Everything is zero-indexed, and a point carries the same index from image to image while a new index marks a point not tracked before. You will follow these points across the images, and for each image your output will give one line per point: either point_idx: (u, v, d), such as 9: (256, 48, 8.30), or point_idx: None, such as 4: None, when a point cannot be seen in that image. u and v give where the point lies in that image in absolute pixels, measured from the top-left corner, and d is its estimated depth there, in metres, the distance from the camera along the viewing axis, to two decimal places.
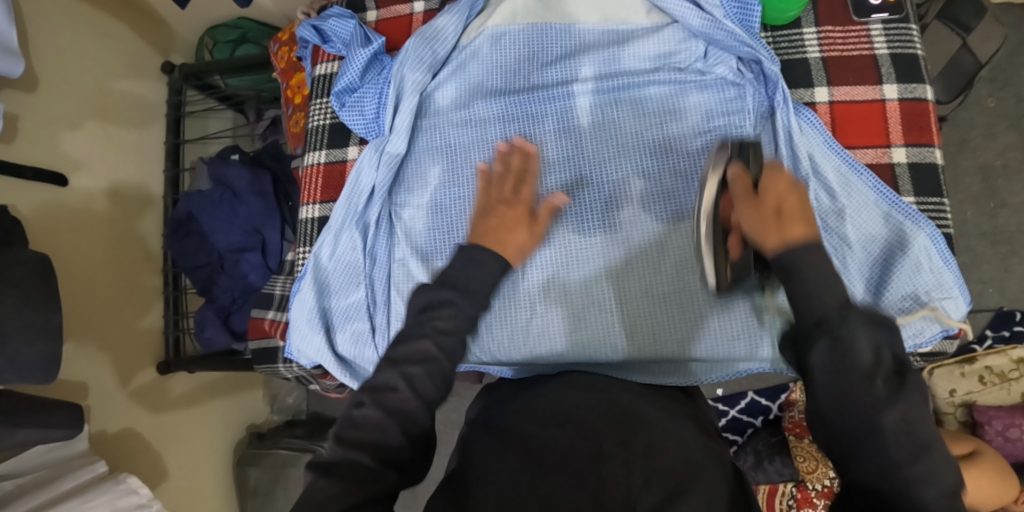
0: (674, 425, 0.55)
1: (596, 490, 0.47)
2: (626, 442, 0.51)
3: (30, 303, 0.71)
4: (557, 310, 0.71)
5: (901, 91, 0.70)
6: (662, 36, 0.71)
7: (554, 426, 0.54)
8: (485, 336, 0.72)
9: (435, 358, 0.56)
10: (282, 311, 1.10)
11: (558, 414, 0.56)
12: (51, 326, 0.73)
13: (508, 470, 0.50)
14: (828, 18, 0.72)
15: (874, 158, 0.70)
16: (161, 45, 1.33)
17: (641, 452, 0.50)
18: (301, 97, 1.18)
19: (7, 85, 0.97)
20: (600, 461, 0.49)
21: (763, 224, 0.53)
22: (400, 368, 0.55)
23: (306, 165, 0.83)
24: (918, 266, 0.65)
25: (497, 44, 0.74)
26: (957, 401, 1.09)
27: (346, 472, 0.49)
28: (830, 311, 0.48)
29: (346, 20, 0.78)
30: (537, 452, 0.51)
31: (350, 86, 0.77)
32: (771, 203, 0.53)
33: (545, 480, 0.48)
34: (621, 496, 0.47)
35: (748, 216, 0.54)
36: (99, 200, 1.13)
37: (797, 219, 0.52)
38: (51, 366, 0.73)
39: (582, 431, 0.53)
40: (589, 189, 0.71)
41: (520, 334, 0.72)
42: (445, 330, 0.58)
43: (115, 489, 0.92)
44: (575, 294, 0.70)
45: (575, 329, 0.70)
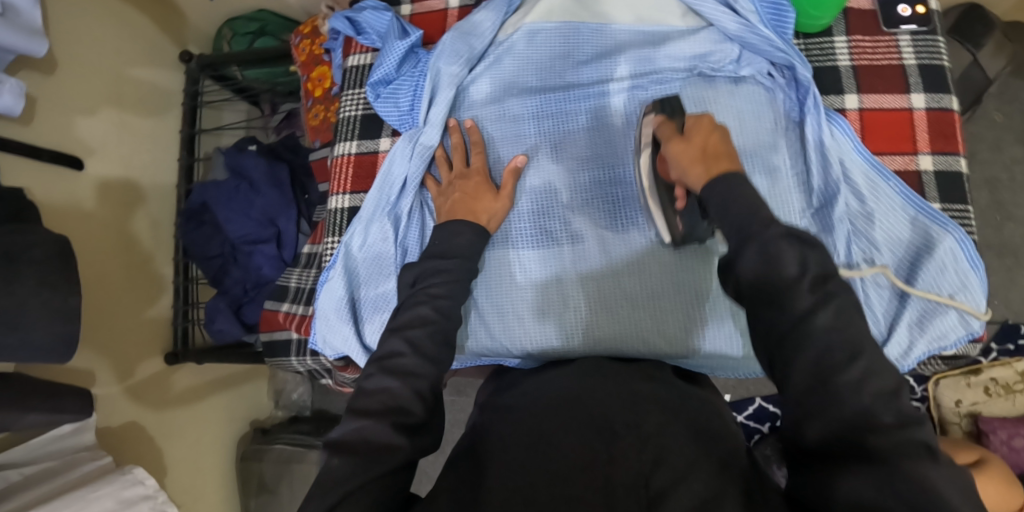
0: (696, 405, 0.55)
1: (606, 473, 0.44)
2: (634, 421, 0.49)
3: (48, 284, 0.70)
4: (587, 304, 0.71)
5: (928, 100, 0.72)
6: (698, 38, 0.72)
7: (560, 413, 0.52)
8: (518, 329, 0.73)
9: (434, 320, 0.58)
10: (296, 304, 1.09)
11: (559, 399, 0.54)
12: (70, 308, 0.72)
13: (515, 445, 0.50)
14: (859, 27, 0.74)
15: (901, 165, 0.71)
16: (180, 35, 1.32)
17: (649, 427, 0.48)
18: (322, 90, 1.18)
19: (26, 65, 0.96)
20: (610, 439, 0.47)
21: (687, 157, 0.60)
22: (405, 335, 0.56)
23: (337, 155, 0.83)
24: (942, 267, 0.67)
25: (535, 41, 0.75)
26: (963, 412, 1.09)
27: (384, 453, 0.48)
28: (753, 229, 0.50)
29: (382, 13, 0.79)
30: (537, 430, 0.50)
31: (386, 78, 0.77)
32: (691, 142, 0.61)
33: (555, 467, 0.46)
34: (632, 476, 0.43)
35: (677, 154, 0.61)
36: (112, 187, 1.12)
37: (722, 157, 0.58)
38: (69, 347, 0.72)
39: (583, 414, 0.51)
40: (617, 188, 0.72)
41: (552, 328, 0.72)
42: (439, 294, 0.60)
43: (121, 479, 0.90)
44: (606, 289, 0.71)
45: (607, 323, 0.71)
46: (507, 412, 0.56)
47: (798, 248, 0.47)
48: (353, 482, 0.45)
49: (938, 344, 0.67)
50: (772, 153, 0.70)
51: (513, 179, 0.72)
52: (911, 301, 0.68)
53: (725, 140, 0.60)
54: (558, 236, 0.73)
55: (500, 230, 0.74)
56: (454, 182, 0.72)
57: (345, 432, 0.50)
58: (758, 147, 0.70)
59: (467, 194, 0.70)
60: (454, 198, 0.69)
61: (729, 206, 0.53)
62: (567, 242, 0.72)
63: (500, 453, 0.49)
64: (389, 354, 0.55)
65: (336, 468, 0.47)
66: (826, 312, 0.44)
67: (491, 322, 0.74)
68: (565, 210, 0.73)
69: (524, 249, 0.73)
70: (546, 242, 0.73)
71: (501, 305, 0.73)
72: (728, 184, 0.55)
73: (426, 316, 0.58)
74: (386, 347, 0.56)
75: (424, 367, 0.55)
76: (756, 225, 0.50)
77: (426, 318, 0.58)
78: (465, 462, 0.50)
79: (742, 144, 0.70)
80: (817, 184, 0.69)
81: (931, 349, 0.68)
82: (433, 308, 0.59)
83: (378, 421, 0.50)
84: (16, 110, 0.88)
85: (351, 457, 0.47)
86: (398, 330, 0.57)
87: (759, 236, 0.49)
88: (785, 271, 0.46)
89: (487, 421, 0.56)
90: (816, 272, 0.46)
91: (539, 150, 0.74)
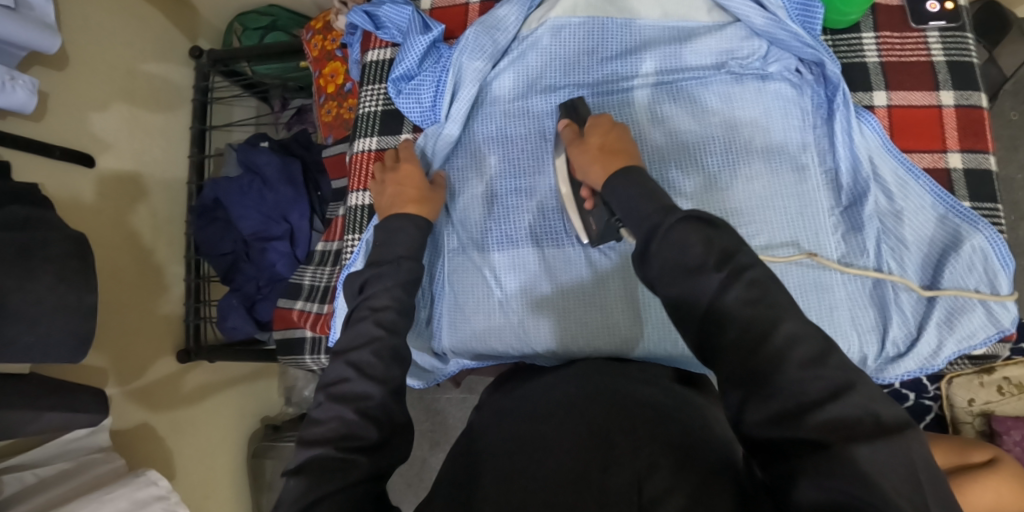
0: (686, 407, 0.54)
1: (600, 482, 0.43)
2: (629, 427, 0.48)
3: (65, 283, 0.69)
4: (564, 305, 0.72)
5: (957, 98, 0.71)
6: (725, 33, 0.71)
7: (550, 422, 0.51)
8: (527, 326, 0.72)
9: (378, 337, 0.57)
10: (309, 301, 1.08)
11: (555, 405, 0.53)
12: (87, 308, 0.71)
13: (505, 453, 0.50)
14: (887, 24, 0.73)
15: (930, 163, 0.70)
16: (190, 31, 1.31)
17: (644, 432, 0.47)
18: (335, 86, 1.17)
19: (38, 61, 0.95)
20: (605, 449, 0.46)
21: (586, 160, 0.62)
22: (344, 359, 0.56)
23: (356, 151, 0.83)
24: (969, 265, 0.66)
25: (559, 36, 0.74)
26: (975, 412, 1.00)
27: (337, 471, 0.47)
28: (655, 220, 0.50)
29: (402, 7, 0.78)
30: (535, 439, 0.50)
31: (408, 73, 0.76)
32: (585, 145, 0.63)
33: (547, 479, 0.45)
34: (627, 482, 0.43)
35: (580, 158, 0.63)
36: (122, 183, 1.11)
37: (619, 155, 0.60)
38: (84, 346, 0.71)
39: (580, 422, 0.49)
40: None
41: (541, 327, 0.72)
42: (379, 306, 0.59)
43: (135, 481, 0.88)
44: (583, 290, 0.71)
45: (586, 322, 0.71)
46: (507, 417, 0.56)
47: (702, 230, 0.47)
48: (307, 497, 0.45)
49: (966, 343, 0.67)
50: (800, 151, 0.69)
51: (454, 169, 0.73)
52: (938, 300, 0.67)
53: (623, 137, 0.62)
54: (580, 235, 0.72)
55: (504, 224, 0.74)
56: (391, 172, 0.72)
57: (302, 459, 0.49)
58: (786, 144, 0.69)
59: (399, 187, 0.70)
60: (388, 194, 0.70)
61: (631, 205, 0.54)
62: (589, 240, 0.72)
63: (491, 463, 0.49)
64: (335, 381, 0.55)
65: (292, 489, 0.47)
66: (740, 286, 0.44)
67: (512, 321, 0.73)
68: None
69: (516, 248, 0.73)
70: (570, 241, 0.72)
71: (522, 305, 0.73)
72: (626, 178, 0.56)
73: (370, 332, 0.57)
74: (331, 374, 0.56)
75: (376, 387, 0.54)
76: (657, 218, 0.50)
77: (371, 335, 0.57)
78: (461, 474, 0.51)
79: (769, 141, 0.69)
80: (846, 182, 0.69)
81: (960, 349, 0.67)
82: (375, 323, 0.58)
83: (328, 447, 0.49)
84: (29, 106, 0.87)
85: (301, 476, 0.47)
86: (342, 353, 0.57)
87: (662, 225, 0.49)
88: (689, 258, 0.46)
89: (490, 423, 0.56)
90: (722, 249, 0.46)
91: None
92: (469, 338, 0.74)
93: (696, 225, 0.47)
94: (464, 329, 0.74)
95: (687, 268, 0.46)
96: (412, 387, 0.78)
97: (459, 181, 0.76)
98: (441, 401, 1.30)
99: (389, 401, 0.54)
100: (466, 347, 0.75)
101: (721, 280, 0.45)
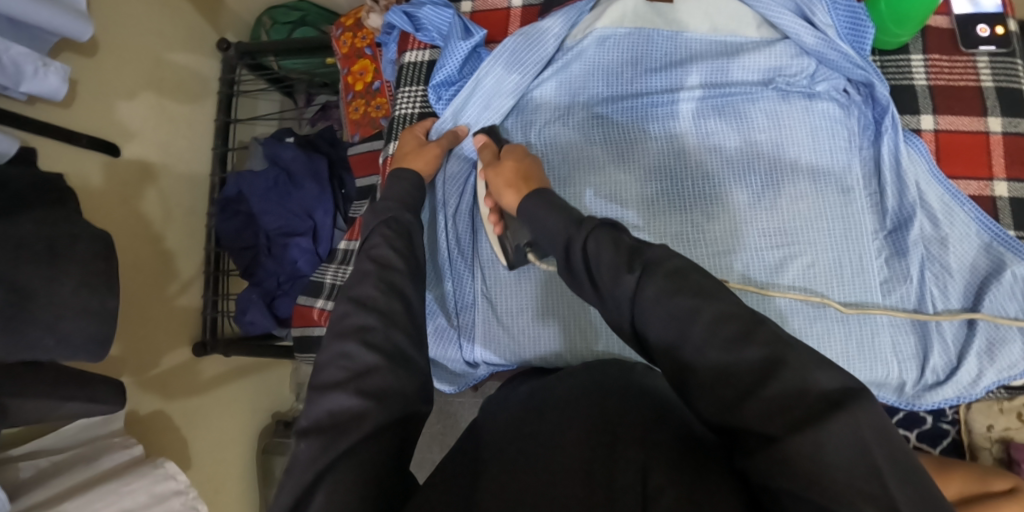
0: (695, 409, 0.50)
1: (606, 477, 0.40)
2: (631, 417, 0.45)
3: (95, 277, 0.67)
4: (576, 319, 0.71)
5: (1004, 124, 0.70)
6: (774, 50, 0.70)
7: (552, 418, 0.48)
8: (545, 339, 0.72)
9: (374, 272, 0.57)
10: (330, 300, 1.07)
11: (560, 402, 0.51)
12: (114, 304, 0.69)
13: (508, 448, 0.47)
14: (936, 46, 0.72)
15: (976, 190, 0.70)
16: (218, 23, 1.30)
17: (650, 425, 0.45)
18: (363, 84, 1.17)
19: (68, 48, 0.94)
20: (613, 445, 0.43)
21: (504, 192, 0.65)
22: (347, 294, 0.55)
23: (390, 153, 0.82)
24: (1011, 293, 0.65)
25: (604, 47, 0.74)
26: (993, 438, 0.80)
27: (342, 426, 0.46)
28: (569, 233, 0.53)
29: (443, 9, 0.78)
30: (536, 432, 0.47)
31: (449, 79, 0.77)
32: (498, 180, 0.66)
33: (549, 473, 0.42)
34: (635, 476, 0.40)
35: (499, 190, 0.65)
36: (144, 173, 1.10)
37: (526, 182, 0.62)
38: (108, 343, 0.70)
39: (581, 418, 0.47)
40: (606, 210, 0.71)
41: (545, 339, 0.72)
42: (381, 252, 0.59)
43: (153, 473, 0.87)
44: (583, 310, 0.71)
45: (591, 339, 0.71)
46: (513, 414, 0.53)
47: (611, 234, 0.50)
48: (318, 463, 0.44)
49: (1006, 373, 0.66)
50: (846, 174, 0.68)
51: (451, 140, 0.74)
52: (977, 329, 0.66)
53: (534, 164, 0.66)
54: None
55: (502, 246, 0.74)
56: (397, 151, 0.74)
57: (316, 415, 0.47)
58: (832, 166, 0.68)
59: (410, 150, 0.73)
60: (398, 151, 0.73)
61: (542, 220, 0.56)
62: None
63: (493, 457, 0.47)
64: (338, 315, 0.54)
65: (302, 452, 0.45)
66: (655, 277, 0.44)
67: (540, 331, 0.72)
68: (628, 219, 0.71)
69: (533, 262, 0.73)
70: None
71: (556, 316, 0.72)
72: (540, 197, 0.58)
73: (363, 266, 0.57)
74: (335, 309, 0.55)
75: (375, 318, 0.53)
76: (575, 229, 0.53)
77: (365, 271, 0.57)
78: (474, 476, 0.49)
79: (815, 162, 0.68)
80: (891, 207, 0.68)
81: (1000, 379, 0.66)
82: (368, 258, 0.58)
83: (348, 393, 0.48)
84: (60, 93, 0.86)
85: (309, 440, 0.45)
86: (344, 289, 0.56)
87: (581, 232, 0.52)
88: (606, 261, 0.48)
89: (496, 416, 0.54)
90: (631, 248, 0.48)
91: (605, 156, 0.73)
92: (500, 346, 0.74)
93: (607, 233, 0.50)
94: (497, 338, 0.74)
95: (611, 263, 0.47)
96: (444, 391, 0.79)
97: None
98: (454, 404, 1.28)
99: (395, 333, 0.53)
100: (498, 356, 0.74)
101: (633, 278, 0.46)
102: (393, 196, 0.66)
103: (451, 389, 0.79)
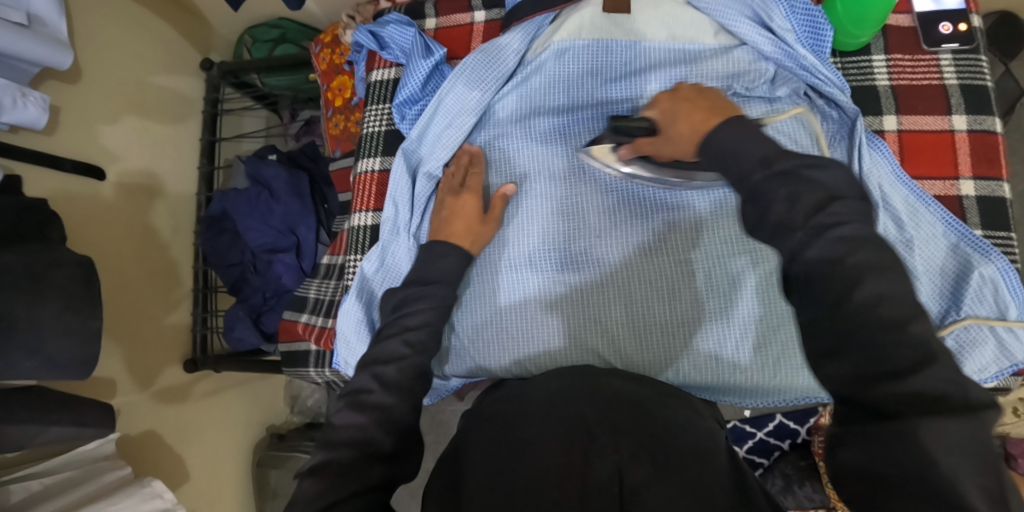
0: (669, 406, 0.53)
1: (584, 472, 0.45)
2: (605, 416, 0.49)
3: (68, 302, 0.69)
4: (547, 329, 0.71)
5: (969, 122, 0.69)
6: (731, 57, 0.70)
7: (532, 410, 0.51)
8: (511, 352, 0.72)
9: (405, 355, 0.56)
10: (314, 314, 1.08)
11: (536, 398, 0.53)
12: (87, 329, 0.71)
13: (491, 445, 0.50)
14: (898, 45, 0.72)
15: (942, 190, 0.69)
16: (200, 43, 1.31)
17: (622, 424, 0.48)
18: (342, 99, 1.18)
19: (50, 75, 0.96)
20: (588, 443, 0.47)
21: (677, 144, 0.58)
22: (372, 371, 0.55)
23: (360, 171, 0.84)
24: (980, 296, 0.64)
25: (563, 60, 0.74)
26: None
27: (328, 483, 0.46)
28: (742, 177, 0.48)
29: (406, 28, 0.78)
30: (513, 428, 0.50)
31: (412, 97, 0.78)
32: (668, 129, 0.60)
33: (530, 472, 0.46)
34: (609, 472, 0.44)
35: (667, 149, 0.60)
36: (131, 194, 1.11)
37: (719, 110, 0.55)
38: (85, 369, 0.71)
39: (558, 415, 0.50)
40: (570, 219, 0.71)
41: (511, 350, 0.72)
42: (411, 326, 0.59)
43: (140, 493, 0.88)
44: (553, 321, 0.71)
45: (562, 347, 0.70)
46: (486, 412, 0.55)
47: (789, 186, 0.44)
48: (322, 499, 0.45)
49: (975, 377, 0.65)
50: None
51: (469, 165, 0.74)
52: (946, 334, 0.65)
53: (706, 93, 0.58)
54: (580, 260, 0.71)
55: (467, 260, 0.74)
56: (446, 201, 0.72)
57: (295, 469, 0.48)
58: None
59: (458, 213, 0.70)
60: (442, 215, 0.70)
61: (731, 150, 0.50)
62: (592, 266, 0.70)
63: (472, 456, 0.50)
64: (359, 389, 0.54)
65: (307, 490, 0.46)
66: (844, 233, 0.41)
67: (505, 345, 0.72)
68: (590, 232, 0.71)
69: (501, 274, 0.73)
70: (574, 267, 0.71)
71: (522, 328, 0.71)
72: (729, 127, 0.51)
73: (398, 350, 0.57)
74: (356, 383, 0.55)
75: (375, 382, 0.54)
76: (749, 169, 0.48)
77: (395, 352, 0.56)
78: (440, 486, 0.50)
79: None
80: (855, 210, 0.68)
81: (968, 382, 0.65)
82: (403, 342, 0.57)
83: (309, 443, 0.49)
84: (40, 122, 0.88)
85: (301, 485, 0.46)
86: (369, 364, 0.56)
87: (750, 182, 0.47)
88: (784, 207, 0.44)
89: (471, 421, 0.56)
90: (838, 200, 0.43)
91: (567, 166, 0.73)
92: (465, 359, 0.74)
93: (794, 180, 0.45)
94: (462, 352, 0.74)
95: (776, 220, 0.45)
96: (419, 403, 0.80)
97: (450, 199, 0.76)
98: (446, 412, 1.28)
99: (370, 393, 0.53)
100: (463, 369, 0.75)
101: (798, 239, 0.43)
102: None
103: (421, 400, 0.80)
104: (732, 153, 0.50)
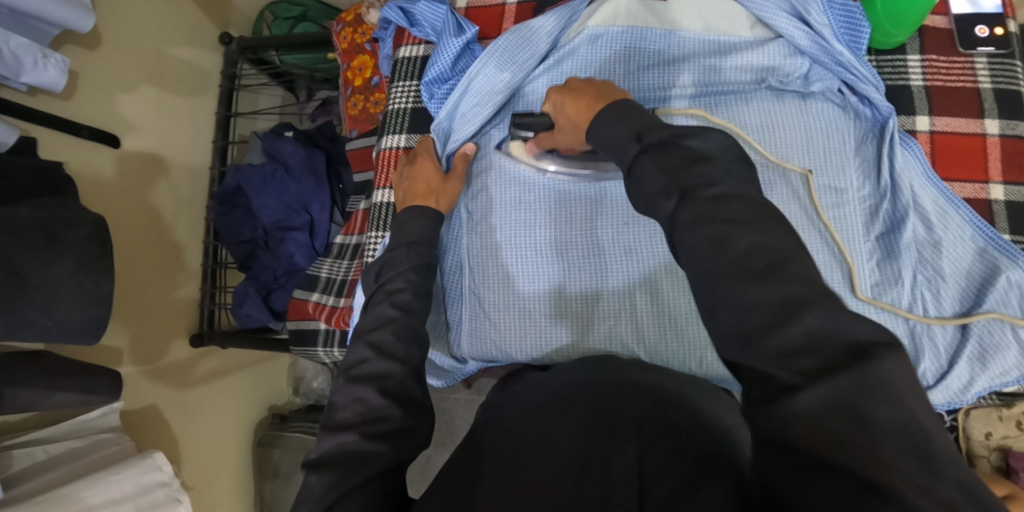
0: (694, 394, 0.52)
1: (603, 473, 0.42)
2: (629, 413, 0.47)
3: (84, 267, 0.68)
4: (564, 318, 0.71)
5: (1002, 127, 0.69)
6: (768, 49, 0.70)
7: (553, 404, 0.50)
8: (532, 338, 0.72)
9: (395, 317, 0.57)
10: (325, 294, 1.07)
11: (557, 392, 0.52)
12: (101, 294, 0.70)
13: (509, 442, 0.48)
14: (934, 47, 0.72)
15: (971, 193, 0.69)
16: (220, 17, 1.30)
17: (648, 422, 0.46)
18: (362, 79, 1.17)
19: (69, 39, 0.95)
20: (608, 440, 0.45)
21: (570, 134, 0.59)
22: (366, 339, 0.55)
23: (383, 147, 0.83)
24: (1005, 299, 0.65)
25: (596, 45, 0.73)
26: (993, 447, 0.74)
27: (356, 460, 0.46)
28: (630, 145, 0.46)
29: (438, 5, 0.77)
30: (533, 424, 0.49)
31: (441, 76, 0.77)
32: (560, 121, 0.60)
33: (546, 469, 0.44)
34: (629, 472, 0.42)
35: (566, 139, 0.61)
36: (144, 165, 1.10)
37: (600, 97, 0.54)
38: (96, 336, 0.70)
39: (580, 410, 0.48)
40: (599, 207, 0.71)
41: (533, 337, 0.72)
42: (396, 290, 0.60)
43: (142, 464, 0.85)
44: (572, 308, 0.71)
45: (582, 335, 0.70)
46: (504, 407, 0.54)
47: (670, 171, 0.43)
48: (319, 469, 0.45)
49: (999, 380, 0.65)
50: (842, 177, 0.67)
51: (463, 163, 0.75)
52: (969, 333, 0.65)
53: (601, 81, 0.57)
54: (607, 251, 0.70)
55: (487, 244, 0.74)
56: (409, 167, 0.74)
57: (325, 449, 0.48)
58: (828, 168, 0.67)
59: (422, 180, 0.72)
60: (406, 185, 0.72)
61: (608, 128, 0.49)
62: (620, 257, 0.70)
63: (491, 447, 0.49)
64: (356, 362, 0.54)
65: (314, 485, 0.45)
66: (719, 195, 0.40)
67: (525, 329, 0.72)
68: (618, 221, 0.70)
69: (519, 262, 0.72)
70: (592, 258, 0.71)
71: (546, 315, 0.72)
72: (614, 110, 0.50)
73: (386, 313, 0.57)
74: (351, 355, 0.55)
75: (394, 366, 0.53)
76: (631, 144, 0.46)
77: (388, 317, 0.57)
78: (463, 465, 0.49)
79: (809, 161, 0.68)
80: (885, 209, 0.68)
81: (991, 385, 0.65)
82: (392, 305, 0.58)
83: (353, 434, 0.48)
84: (59, 85, 0.87)
85: (315, 467, 0.46)
86: (363, 334, 0.56)
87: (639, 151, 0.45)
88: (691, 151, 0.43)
89: (489, 414, 0.55)
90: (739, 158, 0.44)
91: None
92: (487, 344, 0.74)
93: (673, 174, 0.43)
94: (482, 336, 0.74)
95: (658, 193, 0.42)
96: (434, 385, 0.80)
97: (474, 183, 0.76)
98: (450, 401, 1.27)
99: (409, 380, 0.53)
100: (484, 353, 0.75)
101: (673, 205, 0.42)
102: (401, 221, 0.67)
103: (439, 384, 0.80)
104: (607, 135, 0.49)
